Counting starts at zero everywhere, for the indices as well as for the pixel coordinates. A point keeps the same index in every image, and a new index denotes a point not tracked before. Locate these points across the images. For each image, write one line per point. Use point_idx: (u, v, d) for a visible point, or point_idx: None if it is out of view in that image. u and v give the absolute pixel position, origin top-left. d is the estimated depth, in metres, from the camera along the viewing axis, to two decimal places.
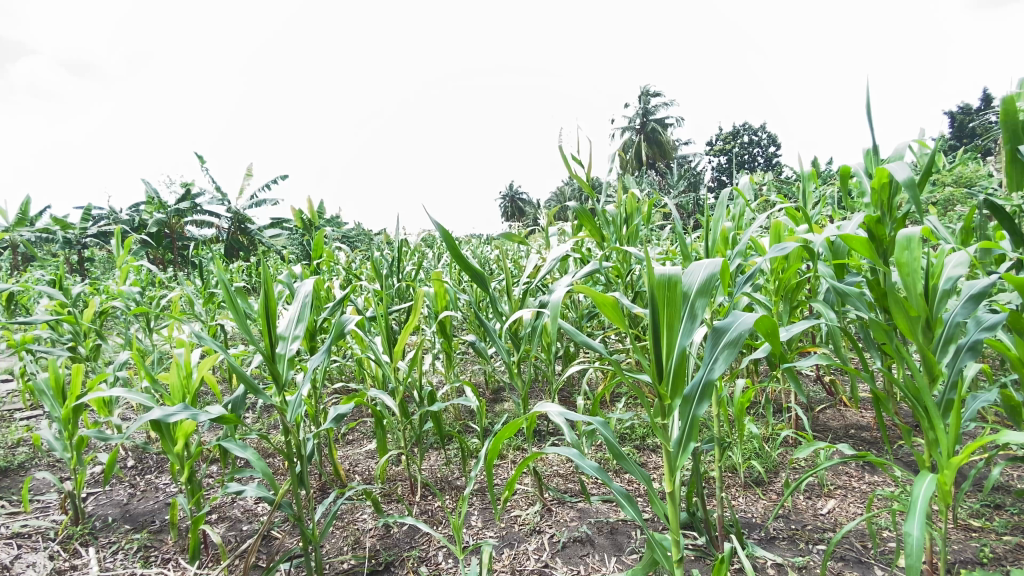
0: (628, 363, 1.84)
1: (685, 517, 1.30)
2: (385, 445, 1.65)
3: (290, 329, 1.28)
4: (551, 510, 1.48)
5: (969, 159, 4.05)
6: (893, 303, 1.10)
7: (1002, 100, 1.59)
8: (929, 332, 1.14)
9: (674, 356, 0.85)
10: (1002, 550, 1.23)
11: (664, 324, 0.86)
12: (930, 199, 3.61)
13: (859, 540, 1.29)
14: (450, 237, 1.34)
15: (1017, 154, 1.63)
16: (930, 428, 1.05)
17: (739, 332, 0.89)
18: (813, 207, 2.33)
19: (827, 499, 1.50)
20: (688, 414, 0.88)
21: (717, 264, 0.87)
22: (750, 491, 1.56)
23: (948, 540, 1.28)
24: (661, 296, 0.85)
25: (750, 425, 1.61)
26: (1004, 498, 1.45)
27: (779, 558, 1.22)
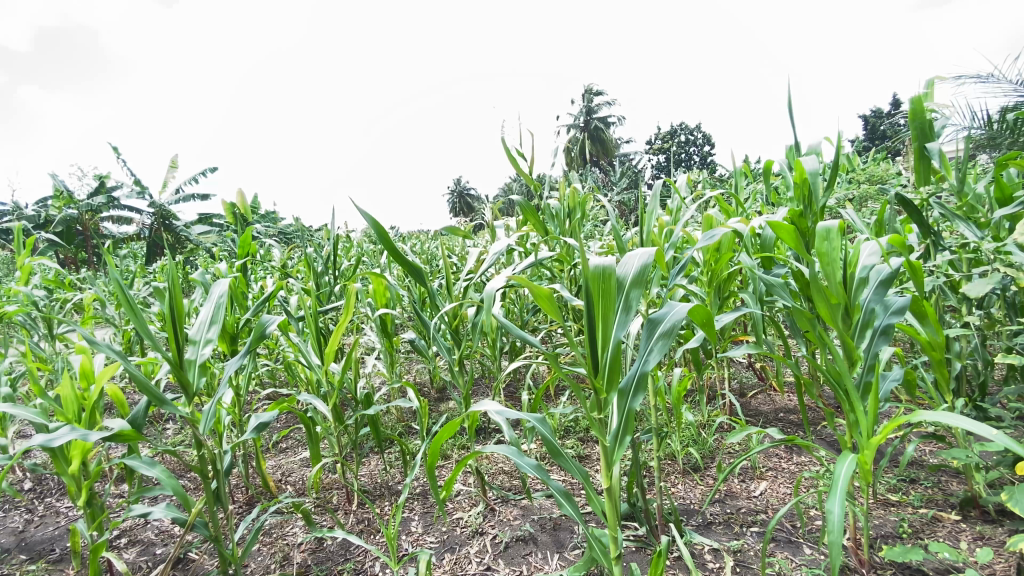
0: (571, 357, 1.84)
1: (626, 509, 1.31)
2: (319, 452, 1.55)
3: (201, 332, 1.17)
4: (494, 509, 1.44)
5: (881, 158, 4.37)
6: (815, 291, 1.15)
7: (911, 101, 1.71)
8: (848, 318, 1.20)
9: (610, 348, 0.83)
10: (917, 523, 1.32)
11: (600, 318, 0.84)
12: (848, 196, 3.86)
13: (789, 520, 1.35)
14: (380, 227, 1.25)
15: (924, 152, 1.76)
16: (851, 410, 1.10)
17: (673, 323, 0.89)
18: (745, 202, 2.43)
19: (759, 482, 1.55)
20: (624, 408, 0.86)
21: (651, 253, 0.86)
22: (689, 478, 1.60)
23: (870, 515, 1.36)
24: (596, 288, 0.83)
25: (687, 414, 1.64)
26: (918, 473, 1.56)
27: (715, 543, 1.24)
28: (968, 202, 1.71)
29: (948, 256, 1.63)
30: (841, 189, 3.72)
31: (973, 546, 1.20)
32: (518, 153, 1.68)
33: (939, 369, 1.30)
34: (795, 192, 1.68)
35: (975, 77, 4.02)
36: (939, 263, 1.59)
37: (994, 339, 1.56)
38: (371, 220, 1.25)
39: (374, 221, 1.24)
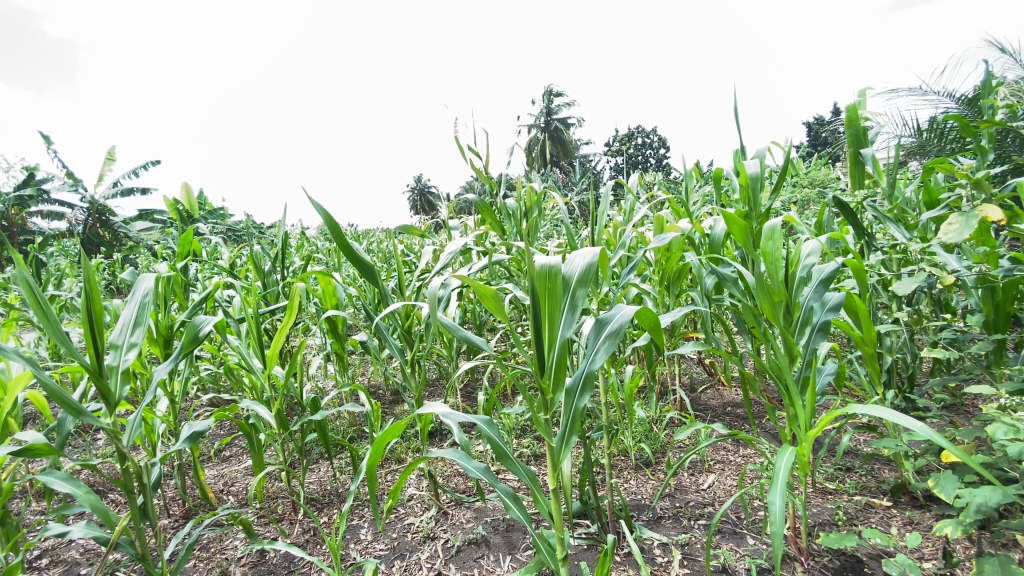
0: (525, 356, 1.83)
1: (578, 507, 1.31)
2: (262, 460, 1.48)
3: (124, 335, 1.09)
4: (447, 513, 1.41)
5: (822, 165, 4.60)
6: (758, 289, 1.18)
7: (847, 109, 1.79)
8: (788, 315, 1.24)
9: (556, 347, 0.82)
10: (852, 510, 1.38)
11: (546, 318, 0.83)
12: (792, 199, 4.04)
13: (734, 512, 1.38)
14: (331, 219, 1.19)
15: (859, 157, 1.85)
16: (791, 404, 1.14)
17: (619, 322, 0.89)
18: (695, 203, 2.49)
19: (708, 475, 1.59)
20: (571, 407, 0.86)
21: (596, 253, 0.86)
22: (641, 473, 1.62)
23: (810, 504, 1.42)
24: (542, 287, 0.82)
25: (639, 410, 1.67)
26: (853, 462, 1.64)
27: (664, 538, 1.26)
28: (898, 205, 1.81)
29: (880, 257, 1.72)
30: (785, 192, 3.90)
31: (902, 531, 1.27)
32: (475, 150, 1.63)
33: (871, 363, 1.36)
34: (742, 193, 1.73)
35: (906, 90, 4.31)
36: (872, 263, 1.68)
37: (921, 334, 1.66)
38: (320, 211, 1.18)
39: (325, 213, 1.17)
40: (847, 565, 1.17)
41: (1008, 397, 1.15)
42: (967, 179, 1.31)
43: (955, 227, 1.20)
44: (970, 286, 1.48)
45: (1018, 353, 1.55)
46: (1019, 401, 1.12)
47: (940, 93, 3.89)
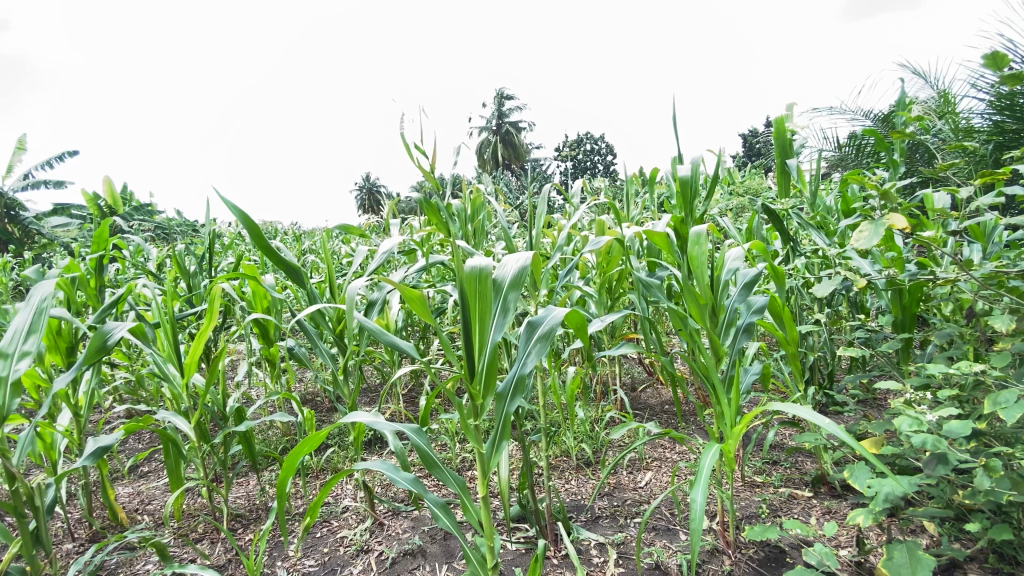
0: None
1: (517, 510, 1.30)
2: (179, 476, 1.38)
3: (14, 343, 0.97)
4: (383, 523, 1.36)
5: (755, 174, 4.86)
6: (686, 293, 1.22)
7: (774, 122, 1.88)
8: (715, 317, 1.29)
9: (486, 352, 0.81)
10: (777, 502, 1.45)
11: (476, 322, 0.81)
12: (728, 205, 4.23)
13: (668, 508, 1.42)
14: (250, 219, 1.11)
15: (785, 167, 1.95)
16: (717, 403, 1.19)
17: (551, 325, 0.90)
18: (636, 208, 2.56)
19: (645, 472, 1.63)
20: (501, 411, 0.86)
21: (528, 257, 0.86)
22: (581, 473, 1.64)
23: (738, 498, 1.48)
24: (471, 290, 0.80)
25: (579, 410, 1.69)
26: (779, 455, 1.73)
27: (601, 538, 1.27)
28: (819, 213, 1.93)
29: (803, 261, 1.83)
30: (722, 200, 4.08)
31: (821, 520, 1.35)
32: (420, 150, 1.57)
33: (793, 363, 1.43)
34: (678, 200, 1.78)
35: (828, 107, 4.63)
36: (795, 267, 1.78)
37: (838, 334, 1.78)
38: (237, 210, 1.10)
39: (242, 213, 1.09)
40: (770, 555, 1.22)
41: (913, 392, 1.23)
42: (877, 190, 1.41)
43: (866, 234, 1.28)
44: (881, 289, 1.59)
45: (922, 350, 1.68)
46: (922, 395, 1.21)
47: (859, 111, 4.20)
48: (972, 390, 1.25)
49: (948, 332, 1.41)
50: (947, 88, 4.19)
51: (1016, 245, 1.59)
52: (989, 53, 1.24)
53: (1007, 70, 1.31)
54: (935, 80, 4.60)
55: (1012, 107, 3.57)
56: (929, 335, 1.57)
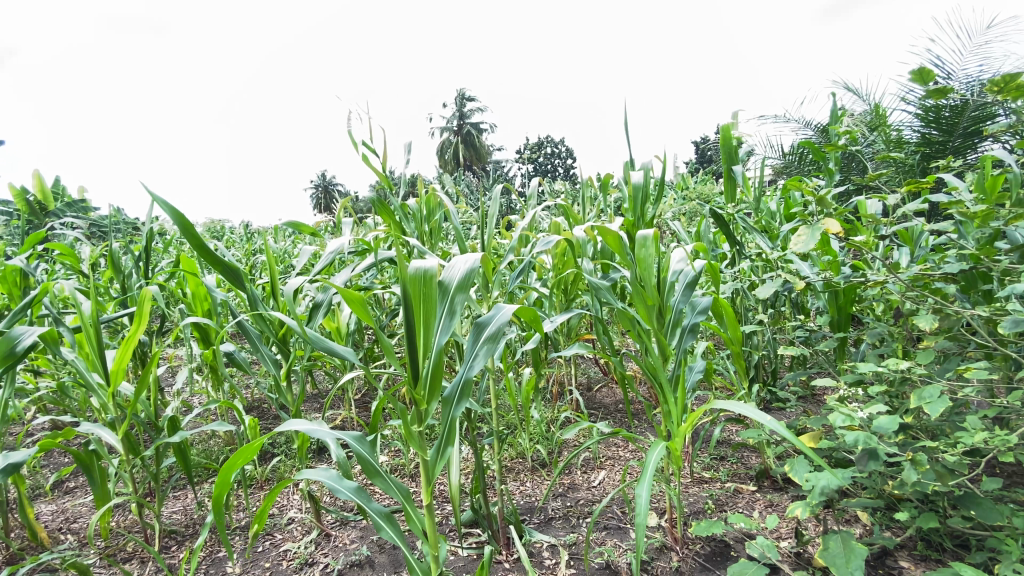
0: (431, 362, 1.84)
1: (469, 515, 1.29)
2: (106, 492, 1.29)
3: None
4: (330, 534, 1.31)
5: (705, 179, 5.03)
6: (633, 293, 1.25)
7: (721, 129, 1.95)
8: (661, 317, 1.33)
9: (431, 356, 0.79)
10: (723, 497, 1.50)
11: (420, 325, 0.78)
12: (680, 209, 4.35)
13: (619, 507, 1.44)
14: (183, 219, 1.04)
15: (732, 173, 2.02)
16: (665, 402, 1.23)
17: (498, 326, 0.89)
18: (591, 210, 2.59)
19: (598, 471, 1.65)
20: (447, 416, 0.85)
21: (476, 258, 0.84)
22: (536, 474, 1.65)
23: (687, 494, 1.52)
24: (415, 292, 0.77)
25: (534, 411, 1.70)
26: (725, 450, 1.79)
27: (553, 539, 1.27)
28: (763, 218, 2.02)
29: (747, 263, 1.90)
30: (674, 204, 4.20)
31: (763, 513, 1.40)
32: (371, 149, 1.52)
33: (738, 361, 1.48)
34: (631, 204, 1.82)
35: (773, 117, 4.85)
36: (741, 269, 1.84)
37: (781, 333, 1.85)
38: (168, 208, 1.03)
39: (174, 212, 1.02)
40: (716, 550, 1.26)
41: (846, 388, 1.29)
42: (814, 197, 1.48)
43: (803, 237, 1.34)
44: (819, 290, 1.67)
45: (856, 348, 1.77)
46: (855, 391, 1.27)
47: (800, 122, 4.42)
48: (900, 385, 1.33)
49: (880, 330, 1.49)
50: (879, 103, 4.48)
51: (939, 250, 1.70)
52: (917, 68, 1.33)
53: (932, 85, 1.41)
54: (867, 94, 4.91)
55: (937, 121, 3.84)
56: (862, 334, 1.66)
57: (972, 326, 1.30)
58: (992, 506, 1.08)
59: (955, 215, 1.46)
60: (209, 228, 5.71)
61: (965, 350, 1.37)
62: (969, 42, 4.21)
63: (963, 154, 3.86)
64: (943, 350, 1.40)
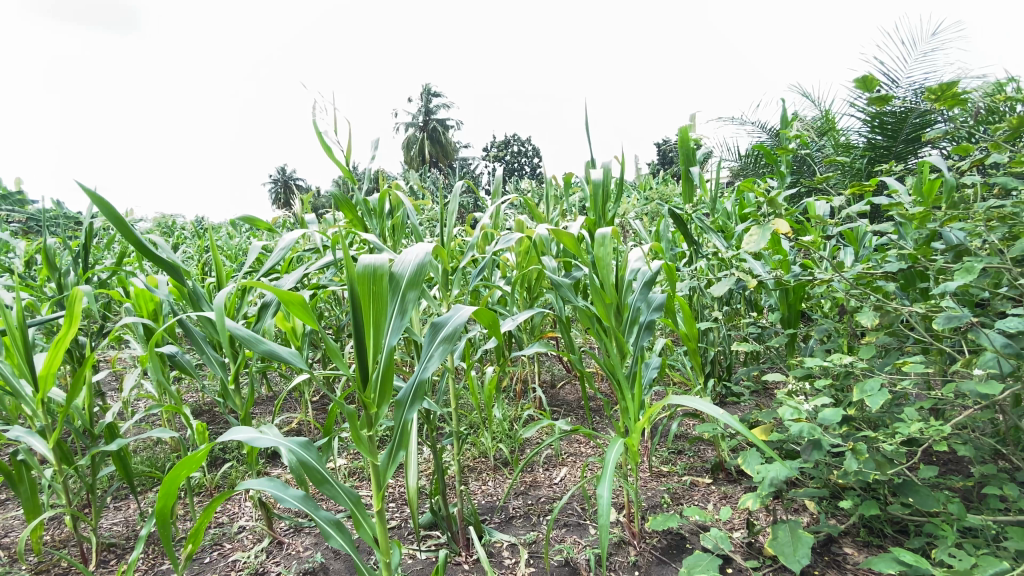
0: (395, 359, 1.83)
1: (428, 518, 1.27)
2: (37, 504, 1.22)
3: None
4: (283, 542, 1.27)
5: (667, 179, 5.13)
6: (592, 292, 1.26)
7: (680, 131, 1.99)
8: (619, 315, 1.35)
9: (382, 356, 0.77)
10: (679, 490, 1.53)
11: (369, 325, 0.76)
12: (642, 208, 4.43)
13: (579, 503, 1.45)
14: (116, 217, 1.01)
15: (689, 174, 2.07)
16: (622, 399, 1.25)
17: (453, 326, 0.88)
18: (555, 209, 2.60)
19: (560, 469, 1.66)
20: (400, 419, 0.83)
21: (428, 253, 0.82)
22: (498, 473, 1.64)
23: (646, 488, 1.55)
24: (364, 289, 0.75)
25: (496, 409, 1.70)
26: (683, 444, 1.84)
27: (513, 538, 1.27)
28: (719, 218, 2.07)
29: (704, 262, 1.95)
30: (637, 203, 4.27)
31: (717, 505, 1.44)
32: (337, 143, 1.47)
33: (694, 357, 1.52)
34: (593, 203, 1.84)
35: (731, 120, 4.99)
36: (697, 268, 1.89)
37: (735, 329, 1.91)
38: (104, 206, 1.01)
39: (108, 209, 1.00)
40: (672, 543, 1.29)
41: (795, 382, 1.34)
42: (765, 198, 1.53)
43: (755, 237, 1.38)
44: (770, 288, 1.73)
45: (805, 344, 1.85)
46: (802, 384, 1.32)
47: (756, 125, 4.57)
48: (844, 379, 1.39)
49: (826, 326, 1.55)
50: (829, 108, 4.67)
51: (881, 250, 1.78)
52: (861, 75, 1.38)
53: (873, 92, 1.47)
54: (819, 100, 5.11)
55: (881, 127, 4.03)
56: (810, 330, 1.73)
57: (909, 322, 1.37)
58: (928, 493, 1.15)
59: (895, 217, 1.54)
60: (158, 224, 5.43)
61: (903, 345, 1.45)
62: (911, 53, 4.44)
63: (905, 159, 4.08)
64: (883, 345, 1.48)
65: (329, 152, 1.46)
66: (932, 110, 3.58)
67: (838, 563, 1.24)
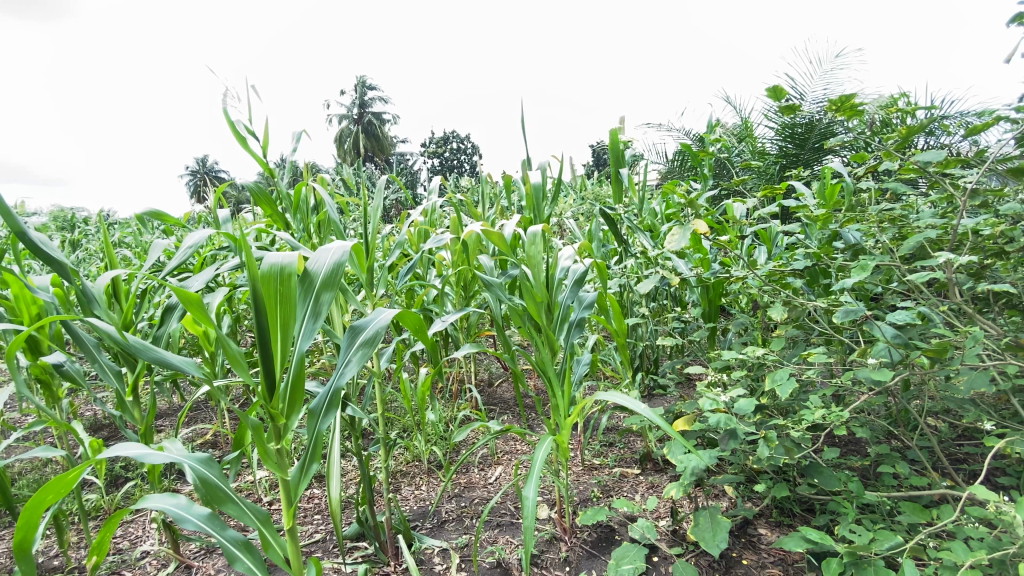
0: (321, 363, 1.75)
1: (354, 529, 1.22)
2: None
3: None
4: (192, 566, 1.17)
5: (601, 179, 5.27)
6: (523, 290, 1.26)
7: (610, 132, 2.03)
8: (550, 313, 1.35)
9: (292, 362, 0.72)
10: (610, 482, 1.57)
11: (275, 329, 0.71)
12: (578, 207, 4.52)
13: (512, 502, 1.45)
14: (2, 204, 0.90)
15: (620, 174, 2.12)
16: (554, 397, 1.25)
17: (375, 329, 0.84)
18: (490, 207, 2.59)
19: (495, 467, 1.66)
20: (313, 429, 0.78)
21: (345, 254, 0.78)
22: (431, 476, 1.61)
23: (578, 483, 1.57)
24: (268, 291, 0.70)
25: (429, 411, 1.66)
26: (614, 437, 1.89)
27: (444, 543, 1.25)
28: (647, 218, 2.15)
29: (634, 260, 2.01)
30: (572, 203, 4.36)
31: (644, 495, 1.49)
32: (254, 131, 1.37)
33: (623, 352, 1.55)
34: (527, 201, 1.84)
35: (659, 123, 5.21)
36: (627, 266, 1.95)
37: (662, 325, 1.99)
38: None
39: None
40: (602, 535, 1.31)
41: (714, 374, 1.41)
42: (687, 199, 1.59)
43: (677, 235, 1.44)
44: (693, 285, 1.81)
45: (724, 337, 1.95)
46: (721, 376, 1.39)
47: (682, 129, 4.79)
48: (758, 370, 1.48)
49: (743, 321, 1.64)
50: (748, 115, 4.97)
51: (791, 249, 1.92)
52: (771, 85, 1.47)
53: (783, 102, 1.57)
54: (738, 108, 5.44)
55: (791, 135, 4.35)
56: (729, 324, 1.83)
57: (814, 315, 1.48)
58: (831, 474, 1.24)
59: (803, 219, 1.65)
60: (52, 219, 4.88)
61: (809, 337, 1.56)
62: (816, 69, 4.83)
63: (811, 165, 4.43)
64: (793, 337, 1.59)
65: (240, 137, 1.36)
66: (835, 122, 3.92)
67: (753, 543, 1.32)
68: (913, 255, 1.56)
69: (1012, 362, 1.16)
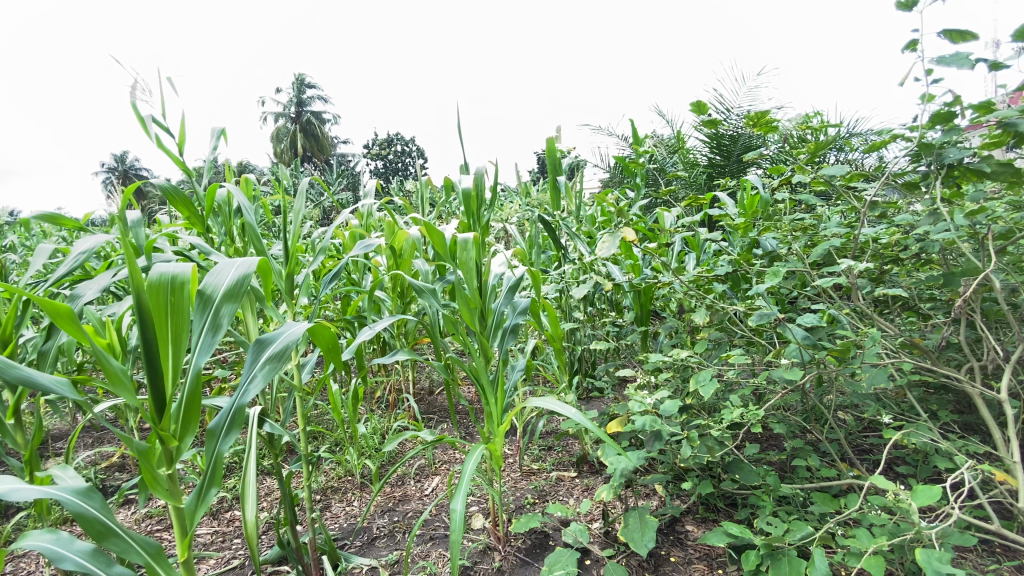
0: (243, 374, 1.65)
1: (275, 551, 1.15)
2: None
3: None
4: None
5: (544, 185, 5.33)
6: (456, 297, 1.24)
7: (547, 140, 2.05)
8: (483, 320, 1.34)
9: (185, 380, 0.67)
10: (546, 486, 1.58)
11: (166, 344, 0.66)
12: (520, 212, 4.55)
13: (447, 512, 1.43)
14: None
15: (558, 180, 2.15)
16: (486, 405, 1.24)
17: (285, 343, 0.80)
18: (428, 211, 2.55)
19: (432, 478, 1.63)
20: (212, 452, 0.73)
21: (250, 265, 0.75)
22: (364, 491, 1.55)
23: (515, 489, 1.57)
24: (157, 302, 0.64)
25: (361, 423, 1.60)
26: (553, 441, 1.90)
27: (373, 561, 1.20)
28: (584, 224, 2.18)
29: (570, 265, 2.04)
30: (514, 209, 4.37)
31: (579, 499, 1.51)
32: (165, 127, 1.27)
33: (558, 357, 1.57)
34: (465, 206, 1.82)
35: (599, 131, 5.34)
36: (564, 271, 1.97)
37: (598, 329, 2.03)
38: None
39: None
40: (537, 542, 1.31)
41: (644, 377, 1.45)
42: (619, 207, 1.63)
43: (608, 242, 1.47)
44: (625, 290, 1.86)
45: (656, 340, 2.02)
46: (650, 378, 1.43)
47: (620, 138, 4.94)
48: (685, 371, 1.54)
49: (672, 324, 1.70)
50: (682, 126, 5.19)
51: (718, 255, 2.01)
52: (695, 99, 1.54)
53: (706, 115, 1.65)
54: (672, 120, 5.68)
55: (719, 147, 4.59)
56: (660, 328, 1.89)
57: (735, 319, 1.56)
58: (750, 469, 1.30)
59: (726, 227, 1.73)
60: None
61: (732, 339, 1.64)
62: (741, 85, 5.12)
63: (738, 176, 4.68)
64: (717, 340, 1.66)
65: (149, 133, 1.25)
66: (758, 136, 4.16)
67: (681, 541, 1.36)
68: (823, 261, 1.68)
69: (905, 359, 1.27)
